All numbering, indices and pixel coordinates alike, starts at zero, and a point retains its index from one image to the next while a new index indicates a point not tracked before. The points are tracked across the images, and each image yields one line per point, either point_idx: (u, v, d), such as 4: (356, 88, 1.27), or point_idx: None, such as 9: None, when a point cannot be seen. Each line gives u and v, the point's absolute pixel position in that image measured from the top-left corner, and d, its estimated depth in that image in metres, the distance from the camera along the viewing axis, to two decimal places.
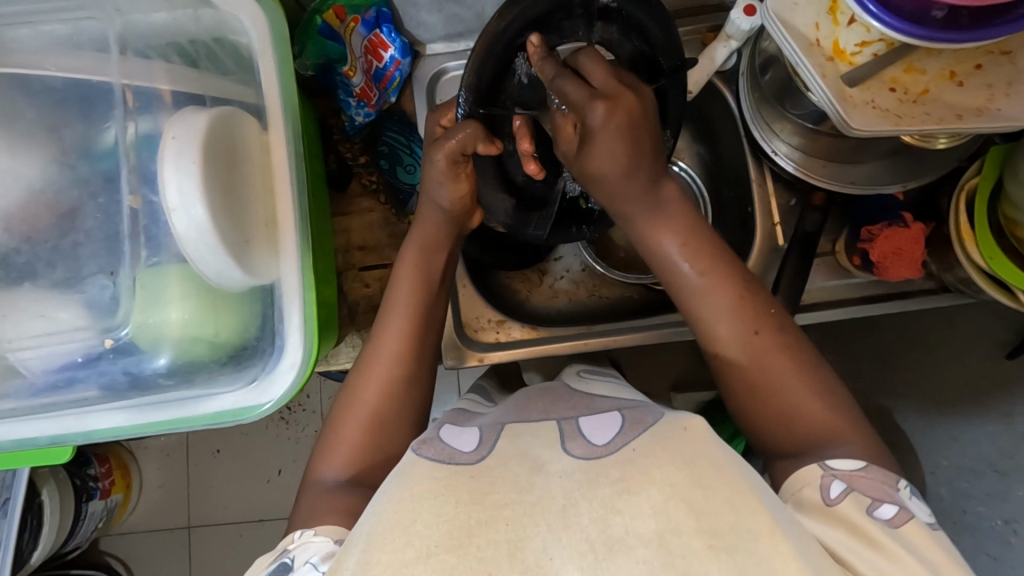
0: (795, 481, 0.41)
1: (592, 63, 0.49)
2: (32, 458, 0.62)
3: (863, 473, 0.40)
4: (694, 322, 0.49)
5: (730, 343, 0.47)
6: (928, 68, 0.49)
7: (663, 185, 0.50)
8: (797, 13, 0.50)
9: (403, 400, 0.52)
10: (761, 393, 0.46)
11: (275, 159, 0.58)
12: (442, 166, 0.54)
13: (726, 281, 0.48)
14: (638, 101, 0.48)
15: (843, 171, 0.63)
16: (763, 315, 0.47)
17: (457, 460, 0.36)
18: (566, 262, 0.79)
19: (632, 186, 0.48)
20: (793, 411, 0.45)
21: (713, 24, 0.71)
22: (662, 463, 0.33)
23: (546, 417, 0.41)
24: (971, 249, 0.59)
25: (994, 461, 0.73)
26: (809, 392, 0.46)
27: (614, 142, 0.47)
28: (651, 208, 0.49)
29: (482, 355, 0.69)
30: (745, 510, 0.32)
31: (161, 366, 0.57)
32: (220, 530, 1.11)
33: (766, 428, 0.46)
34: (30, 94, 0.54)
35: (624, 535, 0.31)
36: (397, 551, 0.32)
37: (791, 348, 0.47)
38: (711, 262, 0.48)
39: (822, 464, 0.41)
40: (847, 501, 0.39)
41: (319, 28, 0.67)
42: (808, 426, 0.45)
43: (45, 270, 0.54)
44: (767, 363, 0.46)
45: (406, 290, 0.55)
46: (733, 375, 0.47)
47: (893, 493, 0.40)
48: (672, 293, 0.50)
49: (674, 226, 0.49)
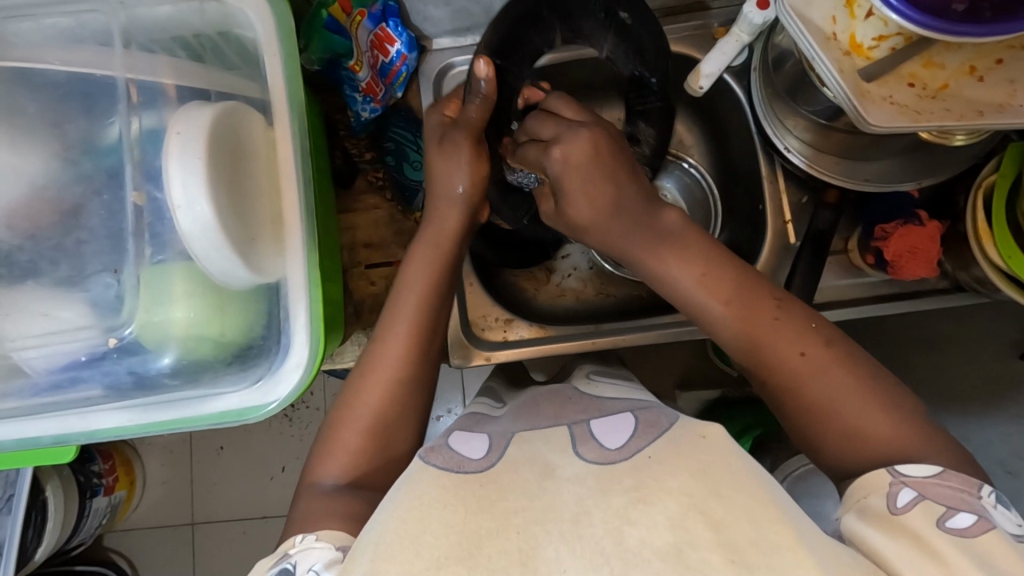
0: (860, 487, 0.41)
1: (539, 121, 0.53)
2: (39, 458, 0.62)
3: (937, 481, 0.39)
4: (735, 348, 0.48)
5: (777, 366, 0.46)
6: (948, 63, 0.48)
7: (661, 212, 0.52)
8: (813, 8, 0.49)
9: (406, 407, 0.51)
10: (823, 411, 0.44)
11: (280, 154, 0.57)
12: (467, 144, 0.56)
13: (757, 304, 0.48)
14: (593, 144, 0.50)
15: (856, 168, 0.63)
16: (806, 335, 0.46)
17: (466, 469, 0.36)
18: (573, 260, 0.79)
19: (623, 211, 0.51)
20: (858, 429, 0.43)
21: (724, 19, 0.70)
22: (676, 472, 0.33)
23: (558, 421, 0.40)
24: (988, 247, 0.58)
25: (1005, 461, 0.73)
26: (873, 404, 0.44)
27: (577, 187, 0.50)
28: (650, 237, 0.51)
29: (489, 354, 0.68)
30: (767, 523, 0.31)
31: (166, 366, 0.57)
32: (223, 527, 1.10)
33: (835, 453, 0.44)
34: (33, 89, 0.53)
35: (640, 548, 0.30)
36: (405, 563, 0.31)
37: (843, 364, 0.45)
38: (731, 286, 0.49)
39: (892, 470, 0.40)
40: (915, 509, 0.37)
41: (324, 22, 0.65)
42: (879, 444, 0.42)
43: (47, 268, 0.53)
44: (822, 381, 0.45)
45: (414, 297, 0.53)
46: (784, 398, 0.46)
47: (973, 502, 0.38)
48: (703, 320, 0.50)
49: (681, 248, 0.50)
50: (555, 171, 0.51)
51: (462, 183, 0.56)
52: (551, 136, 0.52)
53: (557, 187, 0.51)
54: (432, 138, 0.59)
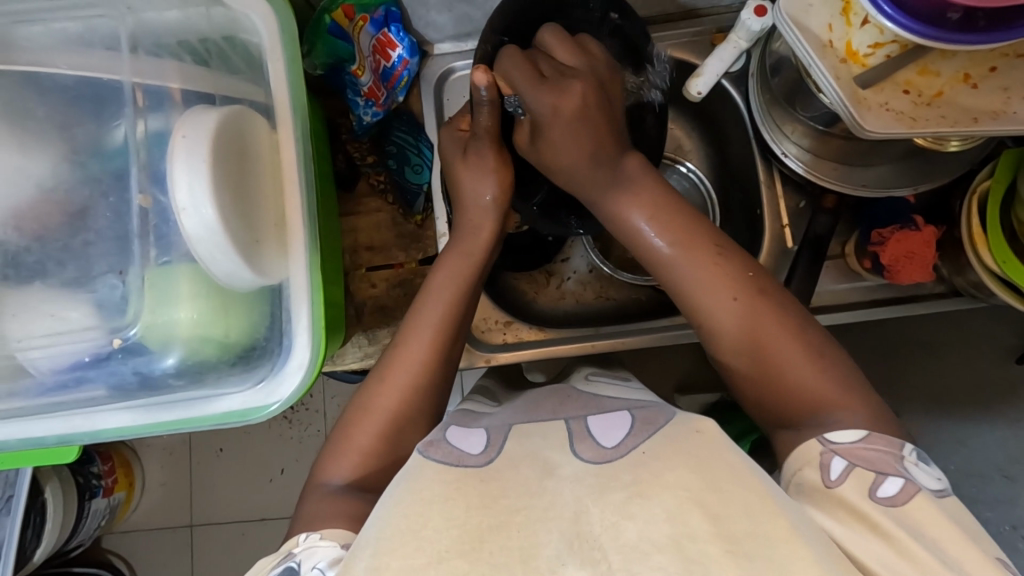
0: (796, 460, 0.41)
1: (555, 39, 0.54)
2: (40, 458, 0.62)
3: (865, 445, 0.39)
4: (673, 290, 0.49)
5: (711, 310, 0.47)
6: (943, 70, 0.49)
7: (620, 163, 0.52)
8: (810, 15, 0.49)
9: (420, 410, 0.51)
10: (757, 358, 0.45)
11: (284, 158, 0.58)
12: (492, 152, 0.57)
13: (698, 247, 0.48)
14: (586, 95, 0.51)
15: (854, 174, 0.63)
16: (740, 281, 0.47)
17: (466, 463, 0.37)
18: (574, 263, 0.78)
19: (591, 166, 0.52)
20: (785, 377, 0.44)
21: (723, 26, 0.70)
22: (674, 466, 0.34)
23: (555, 416, 0.41)
24: (982, 253, 0.59)
25: (1002, 466, 0.77)
26: (801, 353, 0.44)
27: (562, 130, 0.51)
28: (609, 186, 0.52)
29: (489, 356, 0.69)
30: (764, 516, 0.32)
31: (171, 367, 0.57)
32: (221, 529, 1.11)
33: (765, 399, 0.46)
34: (42, 92, 0.54)
35: (639, 542, 0.31)
36: (408, 557, 0.32)
37: (773, 311, 0.46)
38: (678, 231, 0.49)
39: (823, 439, 0.40)
40: (848, 480, 0.38)
41: (328, 27, 0.67)
42: (805, 394, 0.44)
43: (55, 269, 0.54)
44: (757, 328, 0.45)
45: (439, 302, 0.54)
46: (718, 342, 0.47)
47: (896, 464, 0.38)
48: (647, 264, 0.51)
49: (633, 198, 0.51)
50: (539, 111, 0.51)
51: (490, 192, 0.57)
52: (549, 74, 0.52)
53: (540, 127, 0.52)
54: (451, 150, 0.60)
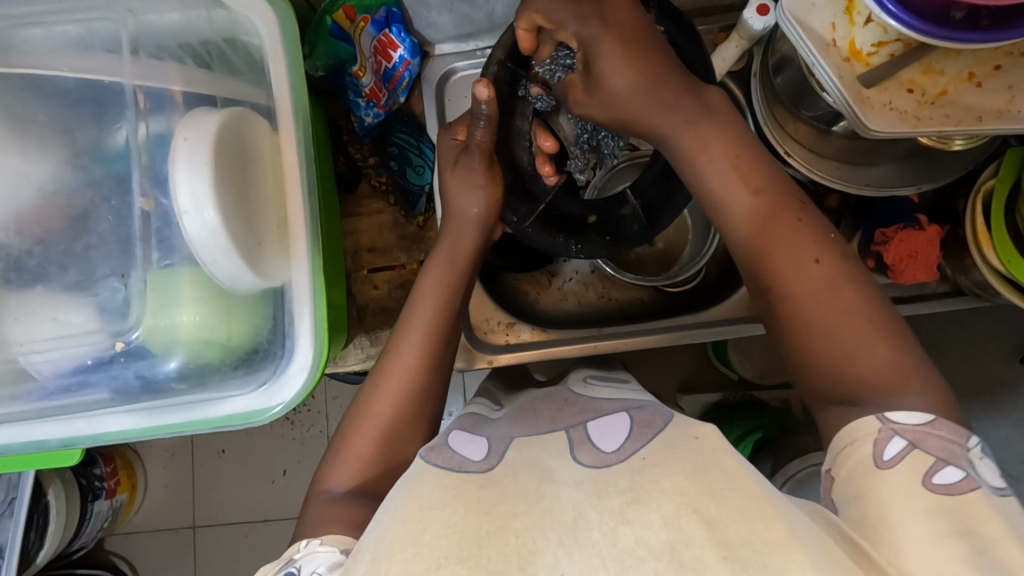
0: (846, 433, 0.38)
1: None
2: (40, 462, 0.62)
3: (930, 430, 0.36)
4: (748, 251, 0.45)
5: (786, 271, 0.43)
6: (947, 69, 0.48)
7: (702, 91, 0.49)
8: (814, 15, 0.49)
9: (418, 417, 0.51)
10: (821, 327, 0.42)
11: (287, 162, 0.58)
12: (481, 169, 0.57)
13: (782, 209, 0.45)
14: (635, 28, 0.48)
15: (858, 173, 0.63)
16: (822, 242, 0.43)
17: (466, 469, 0.37)
18: (575, 264, 0.77)
19: (661, 93, 0.48)
20: (849, 354, 0.41)
21: (724, 25, 0.70)
22: (671, 474, 0.33)
23: (554, 426, 0.40)
24: (988, 252, 0.59)
25: (1005, 465, 0.75)
26: (870, 331, 0.41)
27: (612, 49, 0.48)
28: (695, 112, 0.48)
29: (492, 358, 0.69)
30: (757, 521, 0.31)
31: (174, 370, 0.57)
32: (222, 531, 1.11)
33: (818, 376, 0.42)
34: (43, 96, 0.54)
35: (634, 548, 0.30)
36: (406, 562, 0.31)
37: (851, 284, 0.42)
38: (766, 183, 0.45)
39: (880, 415, 0.37)
40: (901, 464, 0.35)
41: (329, 28, 0.68)
42: (868, 372, 0.40)
43: (57, 273, 0.54)
44: (827, 295, 0.42)
45: (427, 309, 0.54)
46: (783, 302, 0.43)
47: (961, 454, 0.36)
48: (721, 225, 0.47)
49: (719, 133, 0.47)
50: (587, 33, 0.48)
51: (477, 205, 0.57)
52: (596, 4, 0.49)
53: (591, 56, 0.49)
54: (445, 161, 0.60)
